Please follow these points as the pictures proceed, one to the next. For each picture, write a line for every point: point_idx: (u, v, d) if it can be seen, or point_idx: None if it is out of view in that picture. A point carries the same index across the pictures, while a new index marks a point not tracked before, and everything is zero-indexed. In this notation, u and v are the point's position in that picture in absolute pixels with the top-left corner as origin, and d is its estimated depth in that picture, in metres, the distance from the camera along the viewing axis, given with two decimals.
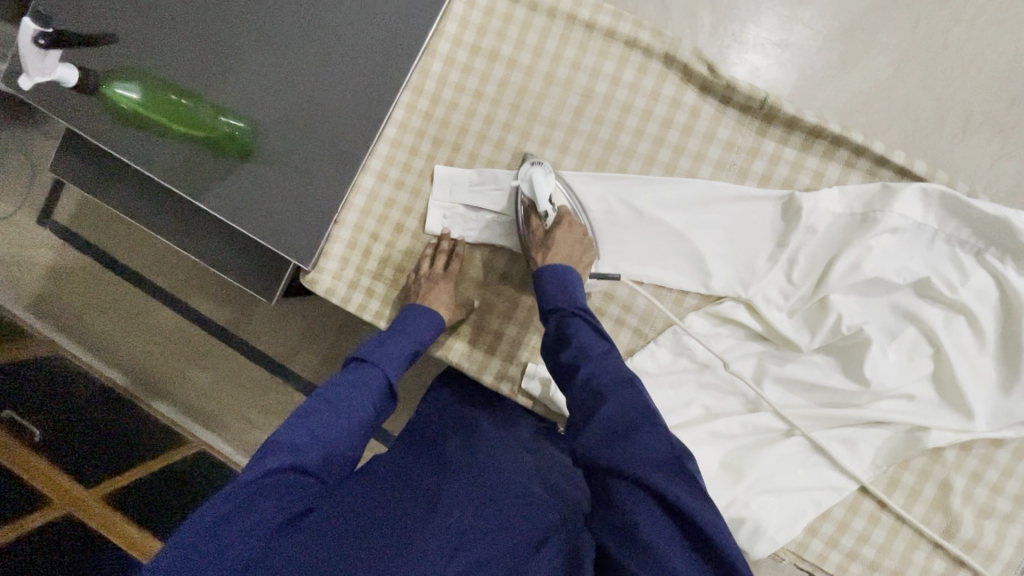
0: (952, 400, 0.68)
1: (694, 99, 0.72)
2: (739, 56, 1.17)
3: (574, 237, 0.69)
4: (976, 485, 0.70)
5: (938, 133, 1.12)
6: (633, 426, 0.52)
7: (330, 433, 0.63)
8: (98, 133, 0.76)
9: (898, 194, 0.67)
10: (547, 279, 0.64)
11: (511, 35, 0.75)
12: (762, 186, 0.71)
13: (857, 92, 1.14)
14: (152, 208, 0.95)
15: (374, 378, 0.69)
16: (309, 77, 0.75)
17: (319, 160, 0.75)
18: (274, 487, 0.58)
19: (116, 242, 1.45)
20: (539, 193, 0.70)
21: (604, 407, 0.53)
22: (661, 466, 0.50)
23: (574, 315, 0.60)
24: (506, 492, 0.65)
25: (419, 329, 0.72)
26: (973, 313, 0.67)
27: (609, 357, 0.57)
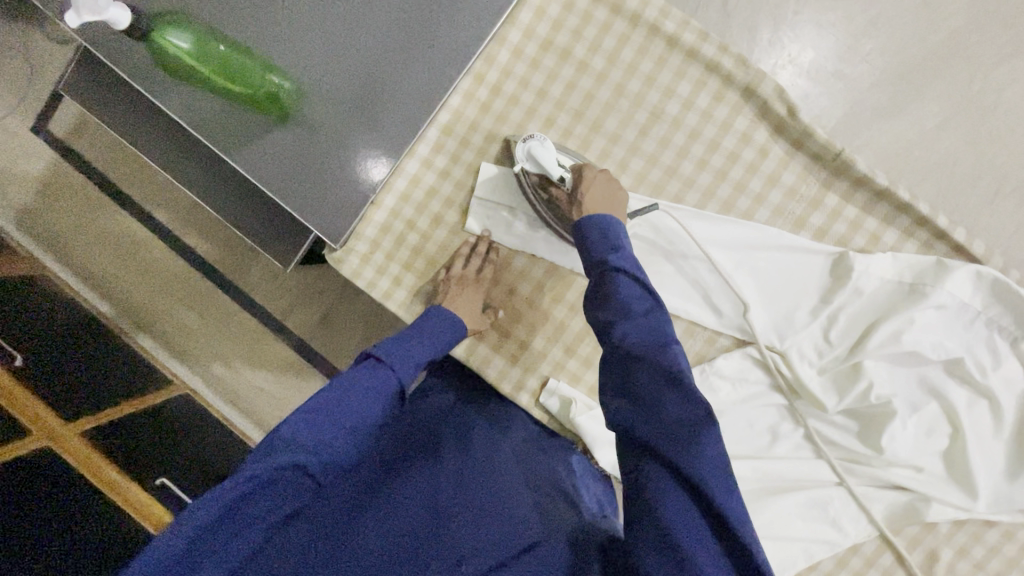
0: (959, 478, 0.69)
1: (765, 138, 0.69)
2: (791, 79, 1.14)
3: (601, 184, 0.63)
4: (961, 559, 0.72)
5: (972, 192, 1.11)
6: (669, 390, 0.49)
7: (336, 438, 0.59)
8: (130, 69, 0.70)
9: (951, 272, 0.66)
10: (588, 231, 0.58)
11: (587, 36, 0.71)
12: (816, 240, 0.70)
13: (901, 137, 1.12)
14: (168, 147, 0.89)
15: (386, 382, 0.65)
16: (367, 43, 0.70)
17: (363, 136, 0.71)
18: (274, 487, 0.54)
19: (116, 166, 1.38)
20: (545, 164, 0.67)
21: (642, 374, 0.50)
22: (688, 434, 0.47)
23: (616, 271, 0.54)
24: (499, 499, 0.68)
25: (440, 334, 0.70)
26: (997, 399, 0.67)
27: (652, 318, 0.52)
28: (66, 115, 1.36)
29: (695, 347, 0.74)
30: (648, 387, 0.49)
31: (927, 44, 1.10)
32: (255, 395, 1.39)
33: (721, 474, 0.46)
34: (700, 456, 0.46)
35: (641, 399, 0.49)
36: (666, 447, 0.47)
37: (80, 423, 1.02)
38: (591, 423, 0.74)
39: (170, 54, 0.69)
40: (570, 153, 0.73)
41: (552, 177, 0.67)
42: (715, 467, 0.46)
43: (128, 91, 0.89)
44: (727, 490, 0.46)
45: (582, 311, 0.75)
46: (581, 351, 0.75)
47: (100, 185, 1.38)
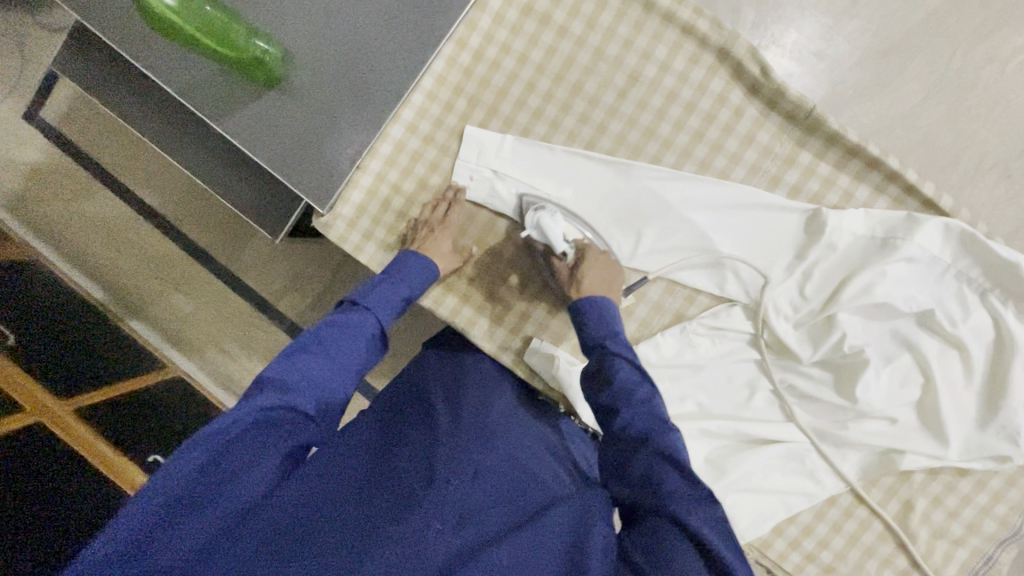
0: (931, 427, 0.71)
1: (740, 99, 0.71)
2: (774, 58, 1.16)
3: (601, 269, 0.67)
4: (935, 508, 0.74)
5: (952, 168, 1.13)
6: (669, 465, 0.51)
7: (326, 374, 0.62)
8: (122, 38, 0.73)
9: (921, 225, 0.68)
10: (586, 313, 0.61)
11: (566, 2, 0.73)
12: (791, 198, 0.72)
13: (882, 115, 1.14)
14: (154, 117, 0.89)
15: (365, 322, 0.67)
16: (351, 10, 0.71)
17: (348, 101, 0.73)
18: (262, 429, 0.56)
19: (108, 152, 1.38)
20: (551, 237, 0.68)
21: (644, 454, 0.53)
22: (695, 505, 0.49)
23: (615, 353, 0.58)
24: (500, 466, 0.64)
25: (415, 275, 0.71)
26: (967, 349, 0.69)
27: (652, 403, 0.55)
28: (57, 101, 1.37)
29: (674, 305, 0.76)
30: (653, 466, 0.52)
31: (907, 23, 1.12)
32: (248, 377, 1.40)
33: (724, 533, 0.48)
34: (704, 516, 0.49)
35: (644, 480, 0.52)
36: (677, 513, 0.49)
37: (75, 399, 1.04)
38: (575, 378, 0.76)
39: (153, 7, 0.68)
40: (551, 116, 0.74)
41: (555, 250, 0.69)
42: (719, 526, 0.49)
43: (115, 62, 0.90)
44: (732, 551, 0.49)
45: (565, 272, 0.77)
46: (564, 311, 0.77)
47: (92, 171, 1.39)
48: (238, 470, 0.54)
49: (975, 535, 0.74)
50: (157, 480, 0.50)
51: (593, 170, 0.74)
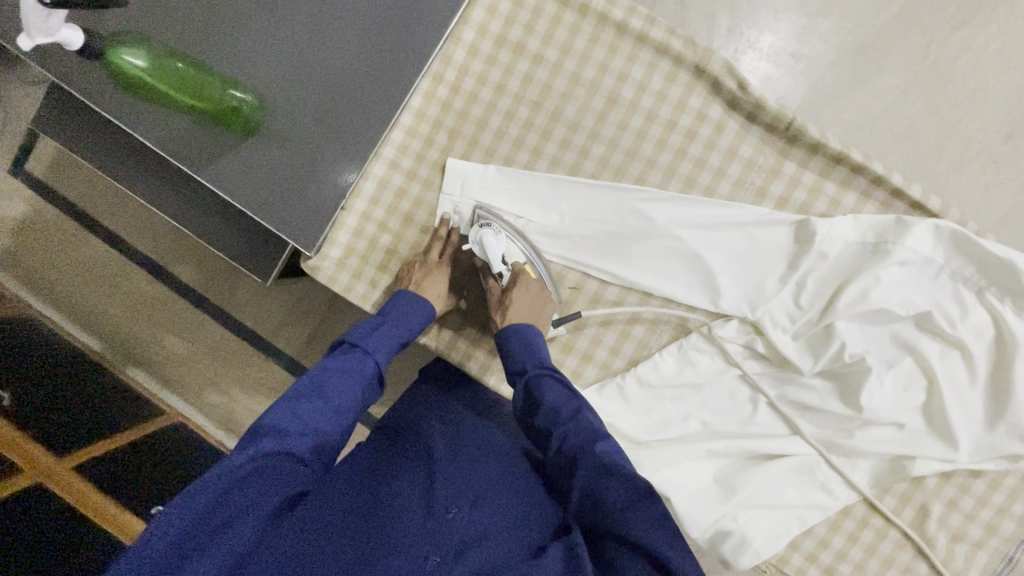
0: (940, 430, 0.70)
1: (720, 114, 0.71)
2: (753, 62, 1.16)
3: (532, 294, 0.70)
4: (952, 512, 0.73)
5: (937, 160, 1.13)
6: (608, 479, 0.56)
7: (324, 416, 0.59)
8: (92, 92, 0.71)
9: (911, 228, 0.68)
10: (510, 341, 0.65)
11: (539, 30, 0.73)
12: (779, 209, 0.72)
13: (864, 111, 1.14)
14: (137, 170, 0.88)
15: (363, 363, 0.65)
16: (326, 54, 0.71)
17: (328, 144, 0.72)
18: (268, 472, 0.54)
19: (94, 201, 1.37)
20: (491, 257, 0.70)
21: (582, 467, 0.57)
22: (636, 508, 0.54)
23: (541, 374, 0.63)
24: (501, 494, 0.62)
25: (409, 316, 0.69)
26: (968, 349, 0.69)
27: (580, 418, 0.60)
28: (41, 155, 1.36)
29: (670, 323, 0.75)
30: (596, 483, 0.56)
31: (881, 18, 1.13)
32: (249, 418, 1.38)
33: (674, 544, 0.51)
34: (654, 531, 0.52)
35: (590, 497, 0.56)
36: (620, 526, 0.53)
37: (78, 454, 1.03)
38: None
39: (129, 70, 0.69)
40: (533, 143, 0.74)
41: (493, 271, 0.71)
42: (659, 531, 0.52)
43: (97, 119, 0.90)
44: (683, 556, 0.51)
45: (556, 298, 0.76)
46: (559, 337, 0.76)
47: (79, 221, 1.38)
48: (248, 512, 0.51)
49: (994, 537, 0.72)
50: (162, 522, 0.48)
51: (576, 194, 0.74)
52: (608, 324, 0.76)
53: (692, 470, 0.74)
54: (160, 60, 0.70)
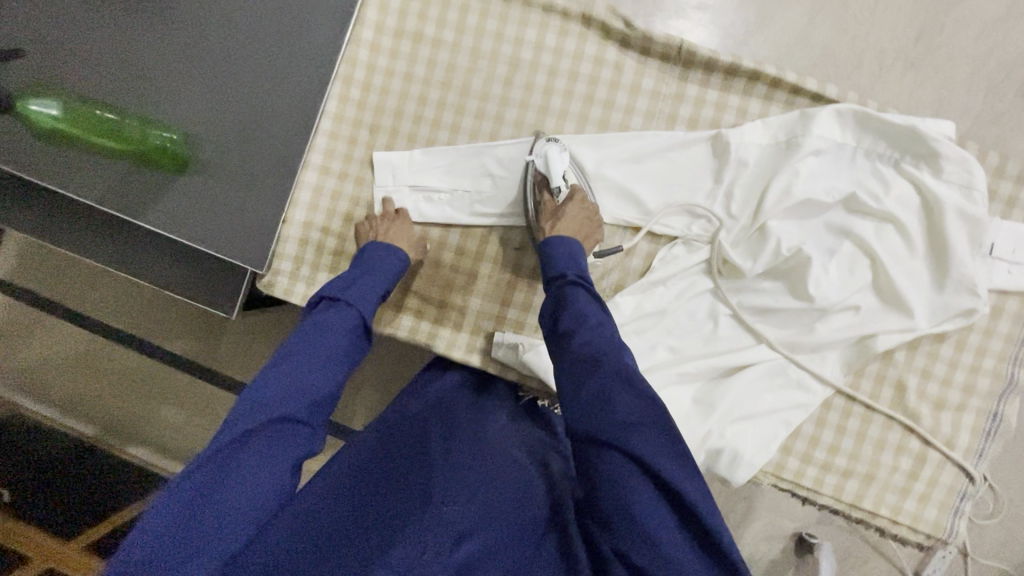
0: (894, 303, 0.72)
1: (616, 55, 0.75)
2: (664, 22, 1.09)
3: (584, 216, 0.70)
4: (927, 382, 0.74)
5: (858, 73, 1.07)
6: (623, 390, 0.52)
7: (313, 375, 0.57)
8: (18, 157, 0.73)
9: (816, 118, 0.71)
10: (554, 247, 0.65)
11: (432, 15, 0.77)
12: (691, 129, 0.75)
13: (778, 44, 1.08)
14: (78, 232, 0.86)
15: (345, 318, 0.62)
16: (241, 81, 0.74)
17: (259, 165, 0.76)
18: (264, 443, 0.52)
19: (49, 277, 1.23)
20: (552, 167, 0.72)
21: (596, 378, 0.53)
22: (653, 434, 0.50)
23: (577, 282, 0.61)
24: (499, 479, 0.57)
25: (387, 263, 0.69)
26: (899, 220, 0.71)
27: (604, 328, 0.57)
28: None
29: (618, 261, 0.77)
30: (610, 392, 0.52)
31: None
32: None
33: (689, 472, 0.49)
34: (668, 463, 0.48)
35: (599, 402, 0.52)
36: (631, 444, 0.49)
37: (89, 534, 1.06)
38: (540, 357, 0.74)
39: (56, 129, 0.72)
40: (450, 121, 0.78)
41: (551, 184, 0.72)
42: (676, 462, 0.49)
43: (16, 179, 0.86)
44: (705, 500, 0.48)
45: (505, 261, 0.79)
46: (516, 298, 0.79)
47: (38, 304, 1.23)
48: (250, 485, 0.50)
49: (975, 397, 0.74)
50: (155, 511, 0.46)
51: (502, 158, 0.77)
52: None
53: (670, 397, 0.75)
54: (88, 112, 0.72)
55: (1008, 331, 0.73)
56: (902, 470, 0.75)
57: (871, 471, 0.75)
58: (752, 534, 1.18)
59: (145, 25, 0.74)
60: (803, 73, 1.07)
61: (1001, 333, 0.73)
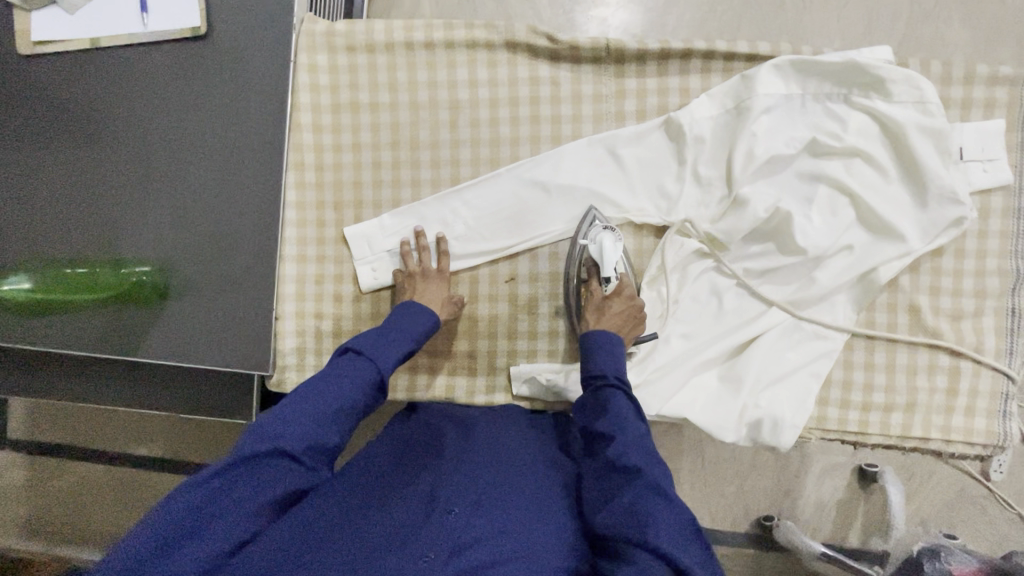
0: (884, 232, 0.72)
1: (549, 70, 0.76)
2: (585, 14, 1.08)
3: (624, 319, 0.69)
4: (939, 298, 0.74)
5: (782, 11, 1.06)
6: (655, 498, 0.51)
7: (325, 416, 0.56)
8: (13, 332, 0.75)
9: (756, 78, 0.71)
10: (595, 347, 0.66)
11: (362, 82, 0.77)
12: (642, 120, 0.75)
13: (700, 3, 1.07)
14: (77, 382, 0.85)
15: (366, 367, 0.62)
16: (196, 199, 0.75)
17: (236, 271, 0.76)
18: (266, 468, 0.51)
19: (60, 424, 1.19)
20: (603, 255, 0.71)
21: (628, 490, 0.53)
22: (676, 536, 0.48)
23: (614, 386, 0.62)
24: (510, 485, 0.58)
25: (414, 319, 0.69)
26: (865, 151, 0.71)
27: (639, 437, 0.57)
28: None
29: None
30: (640, 499, 0.51)
31: None
32: None
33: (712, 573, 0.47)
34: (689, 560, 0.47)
35: (630, 511, 0.51)
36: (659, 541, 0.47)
37: None
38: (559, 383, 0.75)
39: (35, 295, 0.74)
40: (409, 178, 0.78)
41: (601, 273, 0.71)
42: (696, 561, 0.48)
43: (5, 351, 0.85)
44: None
45: (501, 296, 0.78)
46: (522, 329, 0.78)
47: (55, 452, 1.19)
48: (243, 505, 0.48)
49: (988, 299, 0.74)
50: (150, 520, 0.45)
51: (467, 200, 0.77)
52: (556, 295, 0.78)
53: (697, 383, 0.75)
54: (64, 270, 0.75)
55: (1001, 226, 0.73)
56: (940, 390, 0.75)
57: (911, 399, 0.75)
58: (814, 477, 1.18)
59: (89, 173, 0.76)
60: (734, 25, 1.07)
61: (996, 231, 0.73)
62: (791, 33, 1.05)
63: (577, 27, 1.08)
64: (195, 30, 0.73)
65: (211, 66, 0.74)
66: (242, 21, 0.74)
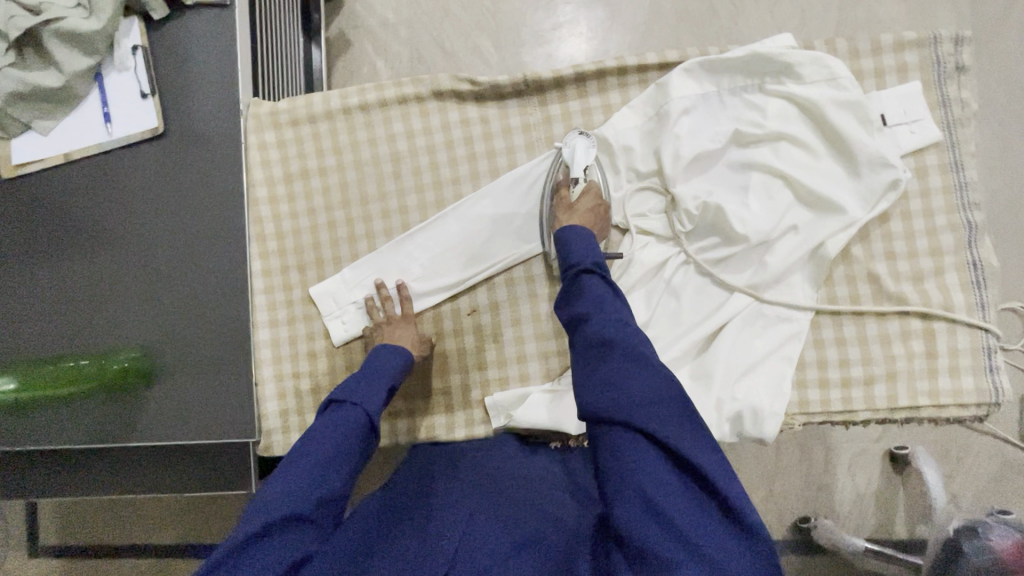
0: (824, 207, 0.73)
1: (477, 110, 0.80)
2: (532, 53, 1.14)
3: (591, 213, 0.72)
4: (897, 263, 0.74)
5: (716, 17, 1.10)
6: (631, 368, 0.53)
7: (319, 476, 0.56)
8: (22, 433, 0.81)
9: (670, 84, 0.75)
10: (567, 238, 0.66)
11: (310, 151, 0.84)
12: (570, 140, 0.79)
13: (636, 24, 1.13)
14: None
15: (354, 418, 0.61)
16: (173, 282, 0.80)
17: (212, 345, 0.80)
18: (271, 541, 0.51)
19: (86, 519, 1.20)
20: (574, 159, 0.75)
21: (611, 362, 0.54)
22: (658, 410, 0.52)
23: (590, 269, 0.62)
24: (508, 516, 0.56)
25: (391, 360, 0.70)
26: (788, 133, 0.73)
27: (610, 312, 0.58)
28: (12, 523, 1.19)
29: None
30: (619, 371, 0.53)
31: None
32: None
33: (695, 438, 0.51)
34: (672, 425, 0.51)
35: (611, 388, 0.53)
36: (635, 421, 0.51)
37: None
38: (527, 413, 0.75)
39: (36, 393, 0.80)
40: (363, 231, 0.82)
41: (572, 175, 0.75)
42: (674, 424, 0.52)
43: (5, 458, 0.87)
44: (714, 464, 0.51)
45: (466, 328, 0.80)
46: (491, 358, 0.80)
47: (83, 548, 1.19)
48: None
49: (946, 255, 0.73)
50: None
51: (420, 242, 0.80)
52: (518, 319, 0.80)
53: None
54: (56, 366, 0.80)
55: (943, 182, 0.73)
56: (918, 354, 0.73)
57: (891, 368, 0.73)
58: (846, 468, 1.13)
59: (69, 272, 0.81)
60: (674, 38, 1.12)
61: (937, 187, 0.73)
62: (729, 35, 1.10)
63: (526, 66, 1.14)
64: (153, 131, 0.79)
65: (171, 157, 0.80)
66: (195, 114, 0.80)
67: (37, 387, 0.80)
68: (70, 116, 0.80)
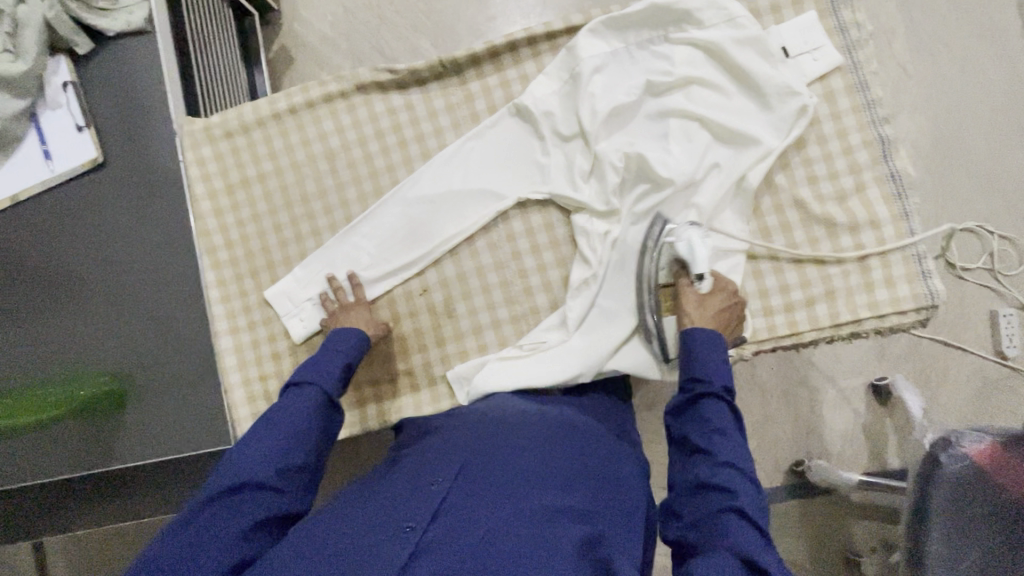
0: (740, 142, 0.76)
1: (401, 98, 0.83)
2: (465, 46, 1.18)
3: (720, 309, 0.70)
4: (819, 185, 0.77)
5: None
6: (739, 502, 0.52)
7: (280, 445, 0.58)
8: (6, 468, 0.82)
9: (578, 46, 0.78)
10: (700, 347, 0.64)
11: (248, 161, 0.87)
12: (493, 114, 0.82)
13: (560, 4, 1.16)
14: None
15: (308, 396, 0.64)
16: (131, 304, 0.81)
17: (179, 359, 0.82)
18: (238, 498, 0.53)
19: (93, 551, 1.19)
20: (695, 256, 0.69)
21: (717, 477, 0.54)
22: (748, 532, 0.50)
23: (721, 393, 0.60)
24: (484, 455, 0.58)
25: (344, 340, 0.72)
26: (696, 77, 0.76)
27: (736, 449, 0.57)
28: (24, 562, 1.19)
29: (507, 249, 0.81)
30: (723, 490, 0.53)
31: None
32: None
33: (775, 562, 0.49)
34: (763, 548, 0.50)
35: (716, 509, 0.53)
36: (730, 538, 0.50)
37: None
38: (492, 378, 0.76)
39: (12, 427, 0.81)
40: (308, 229, 0.84)
41: (693, 272, 0.70)
42: (760, 546, 0.50)
43: None
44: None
45: (419, 308, 0.83)
46: (447, 334, 0.82)
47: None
48: (223, 529, 0.51)
49: (865, 171, 0.76)
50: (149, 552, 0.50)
51: (363, 231, 0.82)
52: (468, 291, 0.82)
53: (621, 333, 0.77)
54: (28, 398, 0.81)
55: (851, 103, 0.76)
56: (852, 270, 0.76)
57: (829, 286, 0.76)
58: (829, 404, 1.14)
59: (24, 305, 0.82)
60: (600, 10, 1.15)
61: (847, 108, 0.76)
62: None
63: None
64: (95, 161, 0.80)
65: (113, 183, 0.81)
66: (132, 138, 0.82)
67: (12, 421, 0.81)
68: (12, 159, 0.80)
